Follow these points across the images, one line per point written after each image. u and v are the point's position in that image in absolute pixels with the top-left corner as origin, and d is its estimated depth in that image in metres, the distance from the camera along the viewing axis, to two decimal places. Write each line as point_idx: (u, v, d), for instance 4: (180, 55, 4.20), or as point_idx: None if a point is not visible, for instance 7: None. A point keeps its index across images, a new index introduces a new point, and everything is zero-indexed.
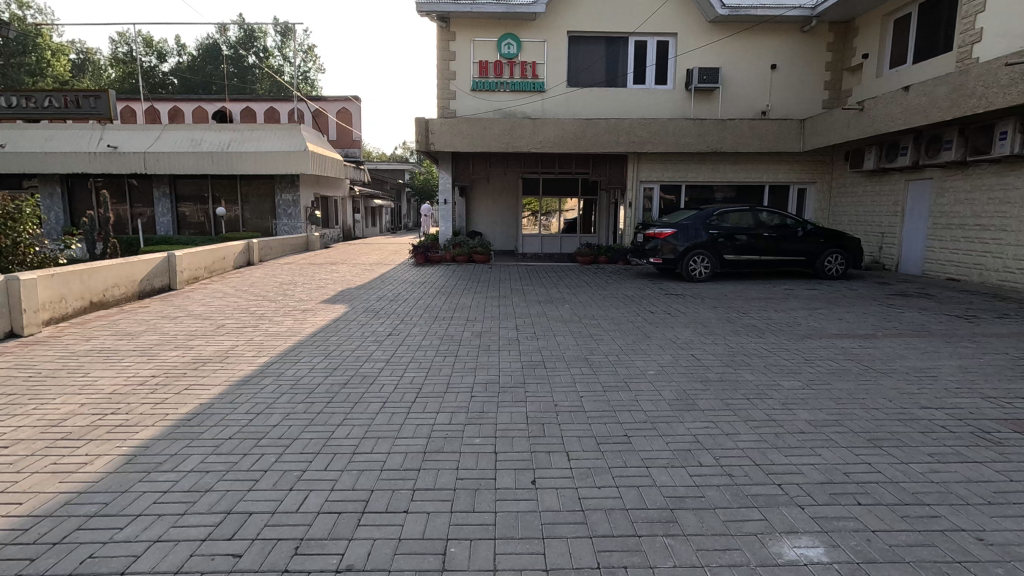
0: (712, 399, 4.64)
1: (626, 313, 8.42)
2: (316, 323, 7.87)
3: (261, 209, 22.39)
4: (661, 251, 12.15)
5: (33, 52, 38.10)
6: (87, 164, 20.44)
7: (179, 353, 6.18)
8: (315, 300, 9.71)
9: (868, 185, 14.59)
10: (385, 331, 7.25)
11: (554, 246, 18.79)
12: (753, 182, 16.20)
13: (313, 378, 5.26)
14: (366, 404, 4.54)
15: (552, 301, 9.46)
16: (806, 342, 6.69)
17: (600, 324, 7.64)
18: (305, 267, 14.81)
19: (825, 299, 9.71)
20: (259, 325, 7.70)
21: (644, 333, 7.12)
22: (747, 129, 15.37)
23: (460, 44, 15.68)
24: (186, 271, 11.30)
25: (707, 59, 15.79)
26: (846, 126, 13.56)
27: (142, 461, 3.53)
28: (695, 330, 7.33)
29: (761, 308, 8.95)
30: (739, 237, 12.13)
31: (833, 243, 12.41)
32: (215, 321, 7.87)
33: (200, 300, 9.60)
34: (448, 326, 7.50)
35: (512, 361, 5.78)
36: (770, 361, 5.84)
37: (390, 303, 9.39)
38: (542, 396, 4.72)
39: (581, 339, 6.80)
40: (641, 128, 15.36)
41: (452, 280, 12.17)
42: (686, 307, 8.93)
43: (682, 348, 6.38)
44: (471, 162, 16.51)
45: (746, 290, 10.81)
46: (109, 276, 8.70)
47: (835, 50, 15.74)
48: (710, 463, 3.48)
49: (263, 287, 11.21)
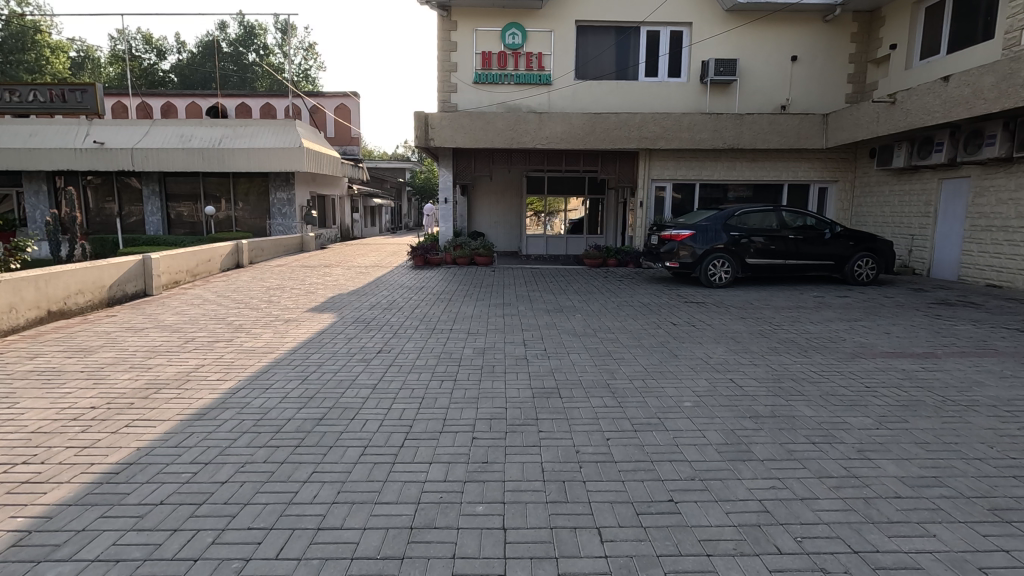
0: (770, 444, 3.77)
1: (646, 326, 7.53)
2: (298, 337, 6.99)
3: (255, 208, 21.54)
4: (678, 254, 11.26)
5: (32, 50, 37.43)
6: (73, 161, 19.61)
7: (131, 376, 5.29)
8: (300, 308, 8.85)
9: (896, 185, 13.70)
10: (375, 348, 6.38)
11: (559, 247, 17.93)
12: (771, 180, 15.32)
13: (283, 411, 4.38)
14: (344, 450, 3.68)
15: (561, 310, 8.58)
16: (858, 363, 5.80)
17: (617, 339, 6.76)
18: (296, 270, 13.97)
19: (864, 309, 8.79)
20: (232, 339, 6.81)
21: (670, 351, 6.23)
22: (767, 125, 14.45)
23: (462, 34, 14.80)
24: (165, 275, 10.45)
25: (724, 50, 14.89)
26: (875, 121, 12.66)
27: (34, 543, 2.66)
28: (727, 347, 6.44)
29: (795, 319, 8.05)
30: (761, 239, 11.24)
31: (863, 247, 11.50)
32: (185, 335, 7.01)
33: (175, 307, 8.74)
34: (448, 340, 6.63)
35: (521, 388, 4.91)
36: (825, 388, 4.94)
37: (382, 311, 8.51)
38: (560, 438, 3.86)
39: (599, 358, 5.92)
40: (654, 124, 14.47)
41: (452, 285, 11.30)
42: (711, 318, 8.06)
43: (718, 371, 5.49)
44: (473, 158, 15.65)
45: (772, 297, 9.91)
46: (70, 282, 7.87)
47: (859, 42, 14.86)
48: (791, 548, 2.61)
49: (247, 293, 10.36)
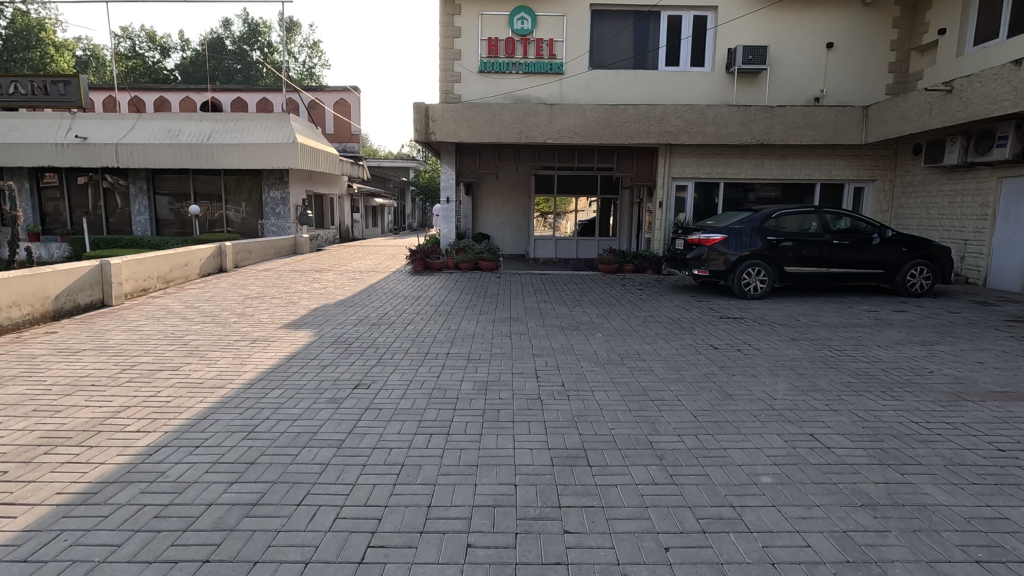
0: (913, 565, 2.50)
1: (681, 350, 6.26)
2: (261, 363, 5.76)
3: (247, 207, 20.39)
4: (708, 262, 9.96)
5: (37, 48, 36.53)
6: (55, 158, 18.53)
7: (26, 425, 4.06)
8: (275, 324, 7.62)
9: (947, 183, 12.37)
10: (352, 380, 5.14)
11: (569, 251, 16.69)
12: (803, 179, 14.00)
13: (206, 489, 3.14)
14: (275, 569, 2.46)
15: (578, 329, 7.32)
16: (969, 408, 4.50)
17: (651, 371, 5.48)
18: (285, 275, 12.79)
19: (934, 329, 7.47)
20: (180, 366, 5.59)
21: (721, 389, 4.94)
22: (800, 118, 13.13)
23: (466, 18, 13.57)
24: (128, 282, 9.25)
25: (752, 36, 13.59)
26: (927, 111, 11.32)
27: None
28: (791, 383, 5.13)
29: (857, 342, 6.75)
30: (802, 245, 9.95)
31: (918, 253, 10.18)
32: (126, 360, 5.79)
33: (130, 322, 7.52)
34: (442, 372, 5.38)
35: (534, 452, 3.66)
36: (947, 454, 3.64)
37: (370, 329, 7.31)
38: (596, 550, 2.62)
39: (632, 400, 4.65)
40: (676, 117, 13.19)
41: (453, 295, 10.09)
42: (757, 340, 6.78)
43: (792, 422, 4.20)
44: (478, 155, 14.44)
45: (820, 312, 8.62)
46: (3, 294, 6.72)
47: (901, 27, 13.53)
48: None
49: (220, 303, 9.14)
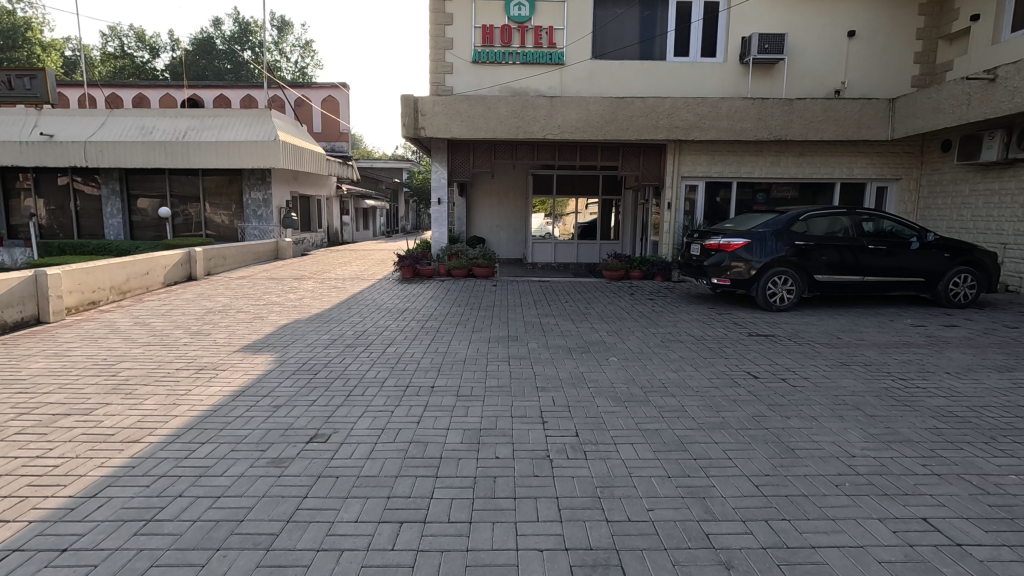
0: None
1: (717, 382, 5.16)
2: (200, 402, 4.62)
3: (227, 209, 19.21)
4: (729, 270, 8.88)
5: (23, 47, 35.32)
6: (20, 157, 17.35)
7: None
8: (231, 345, 6.48)
9: (982, 182, 11.35)
10: (307, 430, 4.00)
11: (569, 255, 15.59)
12: (822, 178, 12.97)
13: None
14: None
15: (588, 351, 6.23)
16: None
17: (684, 412, 4.38)
18: (260, 284, 11.66)
19: (1000, 349, 6.41)
20: (95, 409, 4.42)
21: (782, 442, 3.83)
22: (821, 112, 12.09)
23: (459, 3, 12.47)
24: (72, 295, 8.11)
25: (769, 24, 12.55)
26: (964, 103, 10.31)
27: None
28: (866, 433, 4.01)
29: (920, 368, 5.67)
30: (833, 251, 8.89)
31: (961, 260, 9.15)
32: (29, 399, 4.62)
33: (60, 345, 6.37)
34: (423, 416, 4.25)
35: (548, 561, 2.52)
36: None
37: (342, 352, 6.20)
38: None
39: (670, 460, 3.54)
40: (687, 110, 12.13)
41: (443, 307, 8.99)
42: (803, 366, 5.69)
43: (895, 498, 3.08)
44: (471, 153, 13.35)
45: (862, 328, 7.54)
46: None
47: (929, 14, 12.54)
48: None
49: (175, 318, 7.98)
